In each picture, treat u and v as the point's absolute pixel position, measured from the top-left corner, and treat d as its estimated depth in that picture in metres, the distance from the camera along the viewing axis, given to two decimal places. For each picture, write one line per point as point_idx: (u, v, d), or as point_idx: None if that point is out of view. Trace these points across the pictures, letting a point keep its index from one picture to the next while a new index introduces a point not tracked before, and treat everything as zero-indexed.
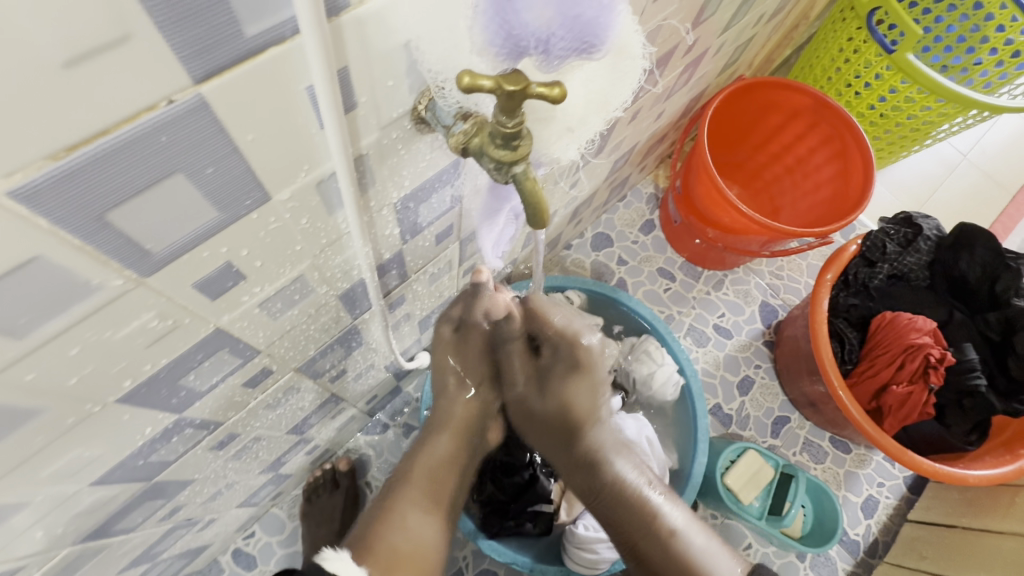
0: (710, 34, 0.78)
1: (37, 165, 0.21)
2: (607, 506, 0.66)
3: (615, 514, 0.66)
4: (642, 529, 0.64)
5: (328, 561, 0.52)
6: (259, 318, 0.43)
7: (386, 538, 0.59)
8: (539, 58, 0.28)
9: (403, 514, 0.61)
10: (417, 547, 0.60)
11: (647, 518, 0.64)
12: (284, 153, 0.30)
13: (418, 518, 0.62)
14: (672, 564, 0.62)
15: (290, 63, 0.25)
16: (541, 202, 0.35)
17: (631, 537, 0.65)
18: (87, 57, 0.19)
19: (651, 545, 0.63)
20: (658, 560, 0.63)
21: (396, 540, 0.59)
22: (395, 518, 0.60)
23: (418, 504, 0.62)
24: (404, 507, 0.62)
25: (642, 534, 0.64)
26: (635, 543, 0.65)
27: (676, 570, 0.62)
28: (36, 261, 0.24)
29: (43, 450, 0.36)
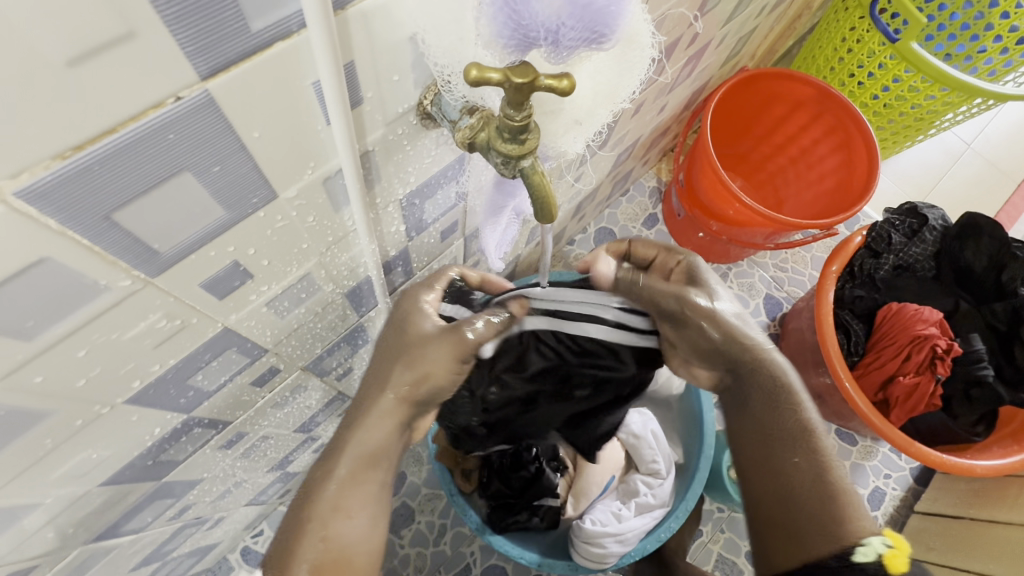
0: (712, 25, 0.78)
1: (44, 165, 0.20)
2: (751, 408, 0.51)
3: (764, 418, 0.50)
4: (790, 433, 0.49)
5: None
6: (266, 317, 0.43)
7: (303, 552, 0.44)
8: (547, 49, 0.28)
9: (323, 521, 0.44)
10: (345, 556, 0.45)
11: (799, 435, 0.49)
12: (289, 151, 0.30)
13: (342, 520, 0.45)
14: (805, 489, 0.47)
15: (296, 57, 0.25)
16: (549, 197, 0.34)
17: (770, 441, 0.49)
18: (93, 55, 0.19)
19: (795, 455, 0.48)
20: (796, 475, 0.48)
21: (315, 553, 0.44)
22: (312, 524, 0.44)
23: (343, 507, 0.45)
24: (323, 513, 0.45)
25: (791, 442, 0.49)
26: (770, 456, 0.49)
27: (808, 492, 0.47)
28: (44, 262, 0.24)
29: (53, 451, 0.36)
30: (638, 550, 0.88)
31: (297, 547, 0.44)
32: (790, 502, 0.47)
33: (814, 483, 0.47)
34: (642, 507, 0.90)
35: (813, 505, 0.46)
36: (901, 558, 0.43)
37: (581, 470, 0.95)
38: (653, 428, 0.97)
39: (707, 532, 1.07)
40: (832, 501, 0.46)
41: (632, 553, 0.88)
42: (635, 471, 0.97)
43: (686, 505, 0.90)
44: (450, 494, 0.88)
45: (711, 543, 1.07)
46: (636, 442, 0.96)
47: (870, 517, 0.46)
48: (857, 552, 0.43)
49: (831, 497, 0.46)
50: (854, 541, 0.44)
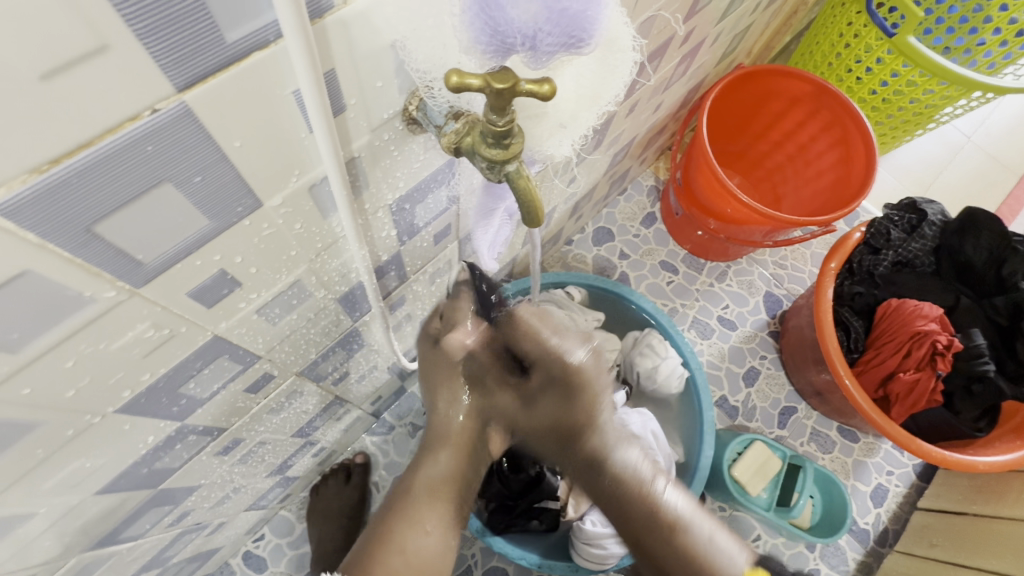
0: (706, 23, 0.78)
1: (20, 179, 0.20)
2: (600, 489, 0.57)
3: (608, 494, 0.56)
4: (639, 504, 0.54)
5: None
6: (258, 324, 0.43)
7: (388, 564, 0.53)
8: (526, 54, 0.28)
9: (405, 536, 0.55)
10: (421, 566, 0.54)
11: (654, 522, 0.54)
12: (273, 159, 0.30)
13: (421, 535, 0.55)
14: (682, 571, 0.52)
15: (274, 67, 0.25)
16: (536, 201, 0.34)
17: (621, 515, 0.55)
18: (66, 70, 0.19)
19: (662, 541, 0.53)
20: (656, 542, 0.53)
21: (398, 565, 0.53)
22: (394, 538, 0.55)
23: (421, 524, 0.56)
24: (404, 526, 0.55)
25: (642, 515, 0.54)
26: (626, 525, 0.55)
27: (668, 554, 0.53)
28: (25, 275, 0.24)
29: (46, 460, 0.36)
30: None
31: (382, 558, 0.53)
32: (662, 566, 0.53)
33: (681, 564, 0.52)
34: None
35: (681, 564, 0.52)
36: None
37: None
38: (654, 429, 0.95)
39: None
40: (692, 555, 0.52)
41: (634, 555, 0.87)
42: None
43: None
44: None
45: None
46: None
47: (730, 559, 0.52)
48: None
49: (690, 552, 0.52)
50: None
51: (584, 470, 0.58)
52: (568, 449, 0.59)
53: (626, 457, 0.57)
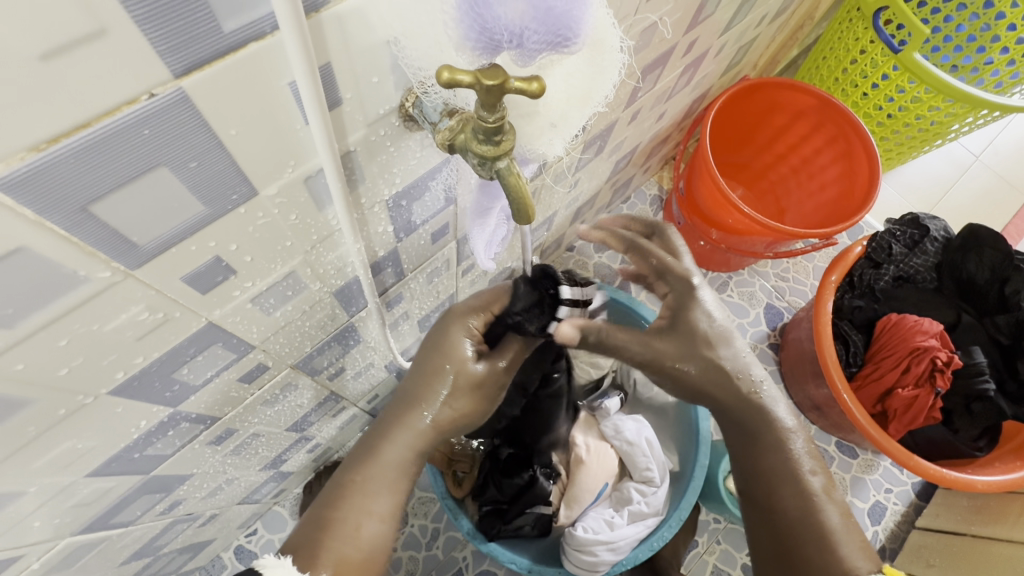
0: (710, 33, 0.78)
1: (18, 156, 0.21)
2: (751, 456, 0.59)
3: (762, 463, 0.58)
4: (790, 479, 0.57)
5: (265, 568, 0.43)
6: (252, 314, 0.44)
7: (337, 546, 0.47)
8: (513, 52, 0.29)
9: (358, 521, 0.48)
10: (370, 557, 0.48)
11: (792, 479, 0.57)
12: (269, 147, 0.30)
13: (375, 521, 0.49)
14: (809, 525, 0.55)
15: (270, 57, 0.25)
16: (526, 199, 0.35)
17: (770, 484, 0.57)
18: (64, 51, 0.20)
19: (791, 497, 0.56)
20: (795, 519, 0.56)
21: (348, 550, 0.47)
22: (347, 521, 0.48)
23: (374, 509, 0.49)
24: (359, 508, 0.48)
25: (788, 487, 0.57)
26: (772, 496, 0.57)
27: (809, 537, 0.55)
28: (20, 252, 0.24)
29: (36, 439, 0.36)
30: (630, 559, 0.87)
31: (324, 542, 0.47)
32: (792, 541, 0.55)
33: (810, 525, 0.55)
34: (636, 515, 0.90)
35: (814, 546, 0.54)
36: None
37: (574, 477, 0.95)
38: (648, 436, 0.96)
39: (703, 543, 1.05)
40: (829, 542, 0.54)
41: (623, 564, 0.86)
42: (629, 479, 0.96)
43: (680, 514, 0.88)
44: (442, 498, 0.86)
45: (707, 554, 1.06)
46: (630, 449, 0.95)
47: (862, 556, 0.54)
48: None
49: (826, 540, 0.54)
50: None
51: (727, 428, 0.61)
52: (726, 410, 0.60)
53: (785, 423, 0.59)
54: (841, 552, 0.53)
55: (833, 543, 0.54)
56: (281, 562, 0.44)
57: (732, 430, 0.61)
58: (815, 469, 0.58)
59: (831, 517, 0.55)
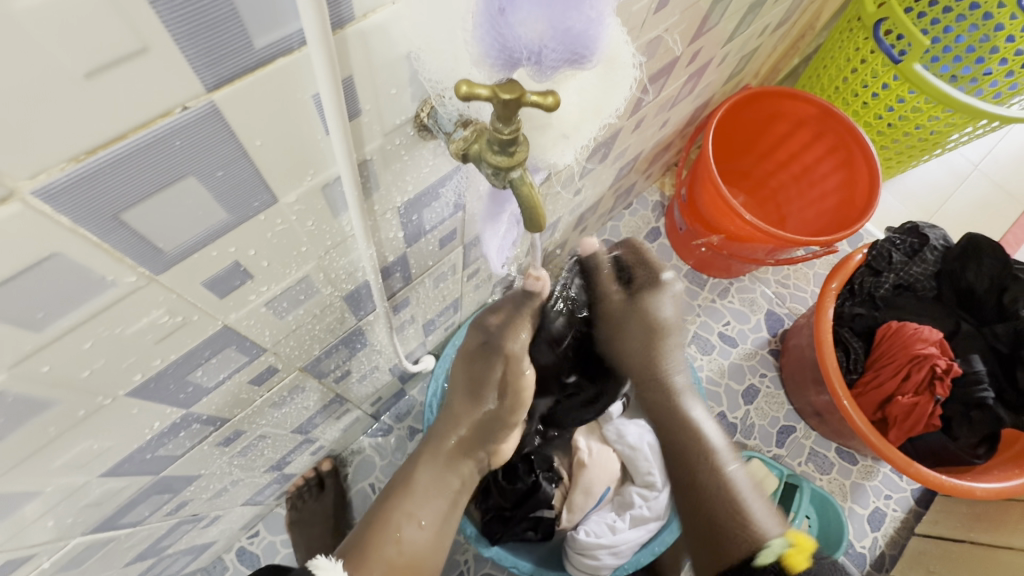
0: (713, 44, 0.80)
1: (59, 167, 0.22)
2: (674, 451, 0.68)
3: (683, 450, 0.67)
4: (706, 457, 0.66)
5: (320, 569, 0.58)
6: (265, 317, 0.44)
7: (382, 549, 0.62)
8: (531, 68, 0.30)
9: (398, 527, 0.63)
10: (413, 556, 0.63)
11: (708, 460, 0.65)
12: (291, 157, 0.31)
13: (413, 527, 0.64)
14: (724, 500, 0.63)
15: (296, 71, 0.26)
16: (538, 207, 0.36)
17: (690, 468, 0.66)
18: (108, 68, 0.21)
19: (708, 476, 0.65)
20: (711, 490, 0.64)
21: (392, 554, 0.62)
22: (390, 528, 0.63)
23: (415, 516, 0.65)
24: (399, 518, 0.64)
25: (705, 468, 0.65)
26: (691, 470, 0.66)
27: (720, 501, 0.63)
28: (54, 257, 0.25)
29: (57, 439, 0.37)
30: (632, 563, 0.89)
31: (375, 548, 0.62)
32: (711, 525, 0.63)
33: (727, 502, 0.62)
34: (637, 519, 0.90)
35: (731, 524, 0.61)
36: (800, 556, 0.55)
37: (577, 480, 0.95)
38: (651, 441, 0.95)
39: None
40: (744, 515, 0.61)
41: None
42: (630, 483, 0.96)
43: None
44: None
45: None
46: (631, 454, 0.95)
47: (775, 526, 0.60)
48: (763, 555, 0.57)
49: (738, 507, 0.62)
50: (762, 545, 0.58)
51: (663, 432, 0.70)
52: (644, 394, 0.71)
53: (695, 407, 0.69)
54: (751, 519, 0.60)
55: (747, 514, 0.61)
56: (334, 564, 0.59)
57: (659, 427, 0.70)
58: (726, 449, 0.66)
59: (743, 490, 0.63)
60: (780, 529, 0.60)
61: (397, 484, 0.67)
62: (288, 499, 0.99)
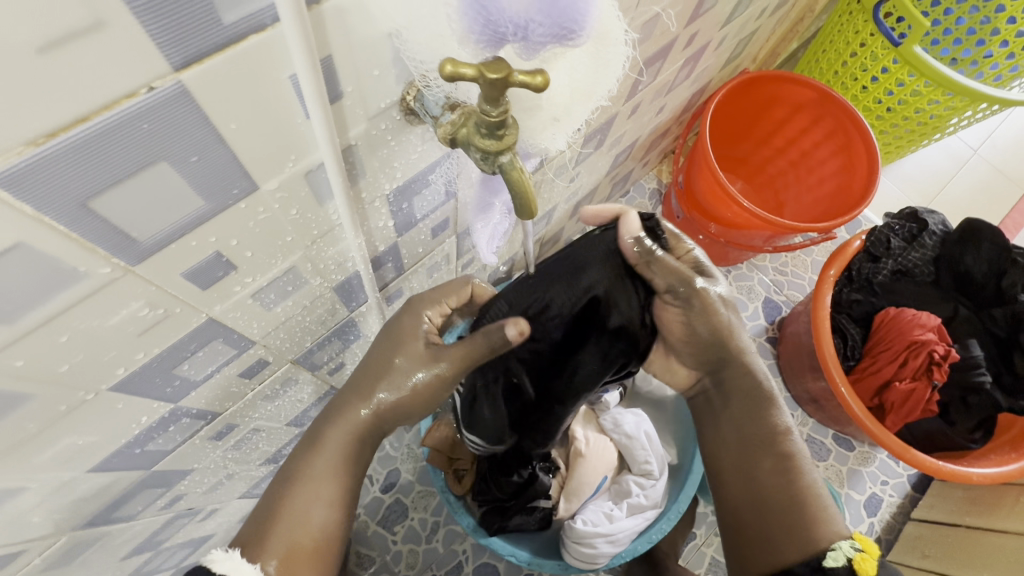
0: (710, 26, 0.78)
1: (16, 151, 0.21)
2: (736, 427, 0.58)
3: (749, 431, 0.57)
4: (770, 446, 0.56)
5: (214, 563, 0.43)
6: (253, 309, 0.44)
7: (279, 535, 0.46)
8: (518, 45, 0.29)
9: (306, 508, 0.47)
10: (323, 541, 0.47)
11: (778, 447, 0.56)
12: (270, 141, 0.30)
13: (320, 508, 0.48)
14: (790, 491, 0.54)
15: (269, 50, 0.25)
16: (529, 192, 0.35)
17: (751, 451, 0.57)
18: (62, 44, 0.19)
19: (771, 466, 0.56)
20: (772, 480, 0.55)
21: (294, 540, 0.46)
22: (293, 511, 0.47)
23: (321, 495, 0.48)
24: (304, 500, 0.47)
25: (771, 455, 0.56)
26: (747, 467, 0.57)
27: (785, 500, 0.54)
28: (19, 247, 0.24)
29: (40, 434, 0.36)
30: (629, 551, 0.89)
31: (271, 532, 0.46)
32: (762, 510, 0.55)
33: (791, 494, 0.54)
34: (635, 507, 0.90)
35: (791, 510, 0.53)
36: (871, 562, 0.48)
37: (573, 471, 0.94)
38: (647, 429, 0.96)
39: (700, 535, 1.05)
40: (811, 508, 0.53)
41: (623, 555, 0.88)
42: (628, 472, 0.96)
43: (679, 507, 0.90)
44: (442, 493, 0.89)
45: (705, 546, 1.04)
46: (628, 442, 0.95)
47: (840, 522, 0.53)
48: (829, 557, 0.50)
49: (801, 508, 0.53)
50: (826, 545, 0.51)
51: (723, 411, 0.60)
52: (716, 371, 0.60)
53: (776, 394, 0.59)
54: (816, 514, 0.53)
55: (813, 508, 0.53)
56: (230, 555, 0.44)
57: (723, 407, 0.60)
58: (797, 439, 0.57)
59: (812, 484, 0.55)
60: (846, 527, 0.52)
61: (301, 449, 0.50)
62: None
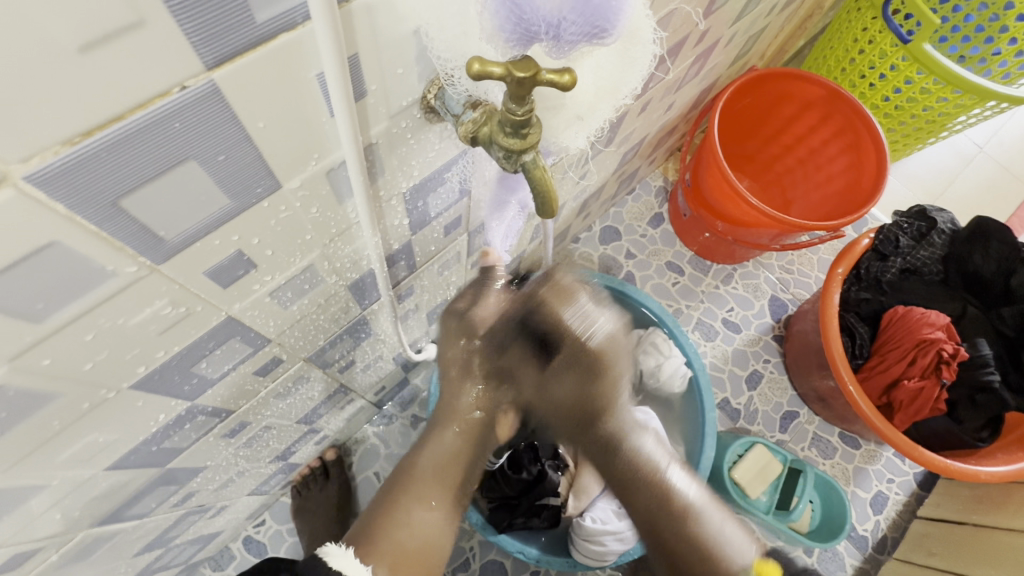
0: (721, 24, 0.78)
1: (53, 150, 0.21)
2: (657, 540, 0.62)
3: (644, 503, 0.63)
4: (664, 507, 0.62)
5: (331, 557, 0.57)
6: (270, 307, 0.43)
7: (392, 536, 0.60)
8: (549, 43, 0.28)
9: (410, 516, 0.62)
10: (425, 540, 0.62)
11: (670, 498, 0.62)
12: (295, 139, 0.30)
13: (424, 510, 0.62)
14: (691, 547, 0.60)
15: (299, 49, 0.25)
16: (550, 190, 0.35)
17: (654, 521, 0.62)
18: (101, 43, 0.19)
19: (674, 523, 0.61)
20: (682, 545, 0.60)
21: (402, 539, 0.61)
22: (400, 517, 0.61)
23: (425, 500, 0.63)
24: (409, 502, 0.62)
25: (666, 512, 0.62)
26: (657, 519, 0.62)
27: (696, 549, 0.60)
28: (51, 246, 0.24)
29: (62, 433, 0.36)
30: (637, 549, 0.87)
31: (381, 539, 0.60)
32: None
33: (694, 548, 0.60)
34: None
35: (700, 561, 0.59)
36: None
37: (582, 468, 0.94)
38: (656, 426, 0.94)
39: None
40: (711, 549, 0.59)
41: (632, 553, 0.86)
42: None
43: None
44: None
45: None
46: None
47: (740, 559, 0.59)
48: None
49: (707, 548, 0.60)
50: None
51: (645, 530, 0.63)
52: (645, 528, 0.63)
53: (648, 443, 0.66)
54: (717, 552, 0.59)
55: (713, 546, 0.60)
56: (344, 552, 0.58)
57: (623, 476, 0.65)
58: (686, 482, 0.64)
59: (705, 519, 0.61)
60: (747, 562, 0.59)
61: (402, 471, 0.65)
62: (294, 487, 1.00)
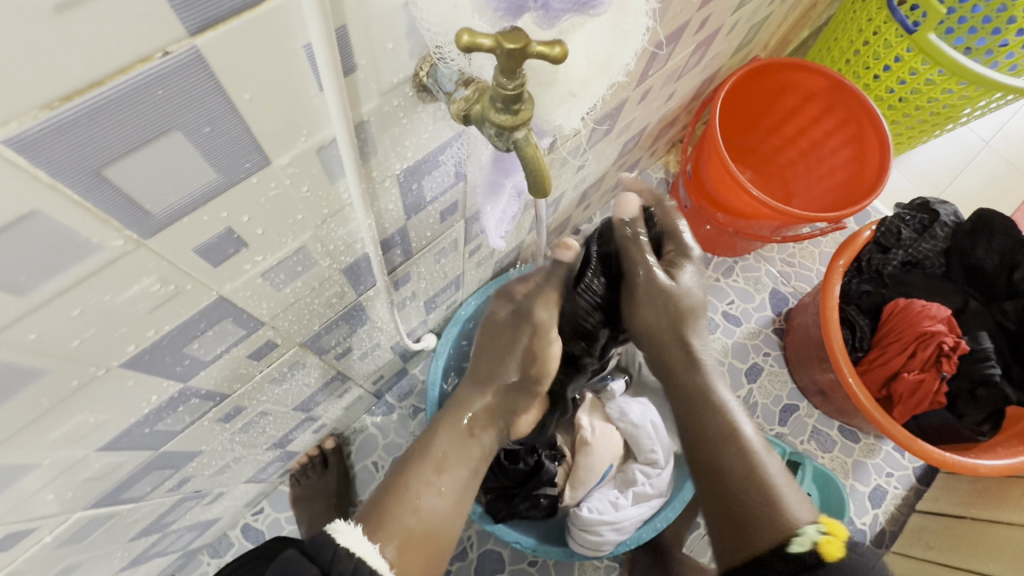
0: (722, 11, 0.77)
1: (32, 114, 0.21)
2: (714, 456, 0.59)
3: (707, 427, 0.61)
4: (730, 436, 0.59)
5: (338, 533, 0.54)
6: (262, 288, 0.43)
7: (400, 516, 0.59)
8: (537, 13, 0.28)
9: (418, 498, 0.61)
10: (431, 526, 0.60)
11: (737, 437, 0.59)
12: (283, 114, 0.30)
13: (432, 496, 0.62)
14: (751, 479, 0.57)
15: (284, 18, 0.25)
16: (542, 170, 0.34)
17: (715, 446, 0.59)
18: (79, 3, 0.19)
19: (736, 457, 0.58)
20: (740, 477, 0.57)
21: (411, 522, 0.59)
22: (409, 497, 0.60)
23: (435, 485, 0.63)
24: (419, 486, 0.62)
25: (731, 443, 0.59)
26: (719, 443, 0.59)
27: (753, 489, 0.56)
28: (34, 216, 0.24)
29: (53, 410, 0.36)
30: (634, 540, 0.87)
31: (391, 516, 0.58)
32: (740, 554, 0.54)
33: (751, 484, 0.56)
34: (639, 496, 0.90)
35: (760, 500, 0.55)
36: (836, 545, 0.50)
37: (579, 459, 0.94)
38: (653, 419, 0.96)
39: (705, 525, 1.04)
40: (772, 495, 0.55)
41: (628, 543, 0.87)
42: (633, 461, 0.96)
43: (684, 496, 0.90)
44: None
45: None
46: (634, 430, 0.95)
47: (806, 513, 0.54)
48: (796, 542, 0.51)
49: (770, 495, 0.55)
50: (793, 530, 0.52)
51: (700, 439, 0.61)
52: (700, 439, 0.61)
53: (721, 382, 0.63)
54: (781, 497, 0.55)
55: (776, 490, 0.55)
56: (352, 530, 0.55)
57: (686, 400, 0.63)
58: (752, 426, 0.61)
59: (769, 469, 0.57)
60: (811, 515, 0.53)
61: (413, 453, 0.66)
62: (292, 475, 1.00)
